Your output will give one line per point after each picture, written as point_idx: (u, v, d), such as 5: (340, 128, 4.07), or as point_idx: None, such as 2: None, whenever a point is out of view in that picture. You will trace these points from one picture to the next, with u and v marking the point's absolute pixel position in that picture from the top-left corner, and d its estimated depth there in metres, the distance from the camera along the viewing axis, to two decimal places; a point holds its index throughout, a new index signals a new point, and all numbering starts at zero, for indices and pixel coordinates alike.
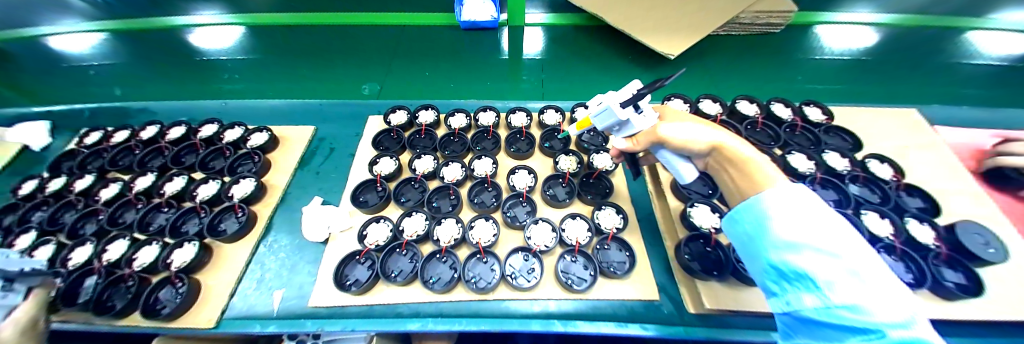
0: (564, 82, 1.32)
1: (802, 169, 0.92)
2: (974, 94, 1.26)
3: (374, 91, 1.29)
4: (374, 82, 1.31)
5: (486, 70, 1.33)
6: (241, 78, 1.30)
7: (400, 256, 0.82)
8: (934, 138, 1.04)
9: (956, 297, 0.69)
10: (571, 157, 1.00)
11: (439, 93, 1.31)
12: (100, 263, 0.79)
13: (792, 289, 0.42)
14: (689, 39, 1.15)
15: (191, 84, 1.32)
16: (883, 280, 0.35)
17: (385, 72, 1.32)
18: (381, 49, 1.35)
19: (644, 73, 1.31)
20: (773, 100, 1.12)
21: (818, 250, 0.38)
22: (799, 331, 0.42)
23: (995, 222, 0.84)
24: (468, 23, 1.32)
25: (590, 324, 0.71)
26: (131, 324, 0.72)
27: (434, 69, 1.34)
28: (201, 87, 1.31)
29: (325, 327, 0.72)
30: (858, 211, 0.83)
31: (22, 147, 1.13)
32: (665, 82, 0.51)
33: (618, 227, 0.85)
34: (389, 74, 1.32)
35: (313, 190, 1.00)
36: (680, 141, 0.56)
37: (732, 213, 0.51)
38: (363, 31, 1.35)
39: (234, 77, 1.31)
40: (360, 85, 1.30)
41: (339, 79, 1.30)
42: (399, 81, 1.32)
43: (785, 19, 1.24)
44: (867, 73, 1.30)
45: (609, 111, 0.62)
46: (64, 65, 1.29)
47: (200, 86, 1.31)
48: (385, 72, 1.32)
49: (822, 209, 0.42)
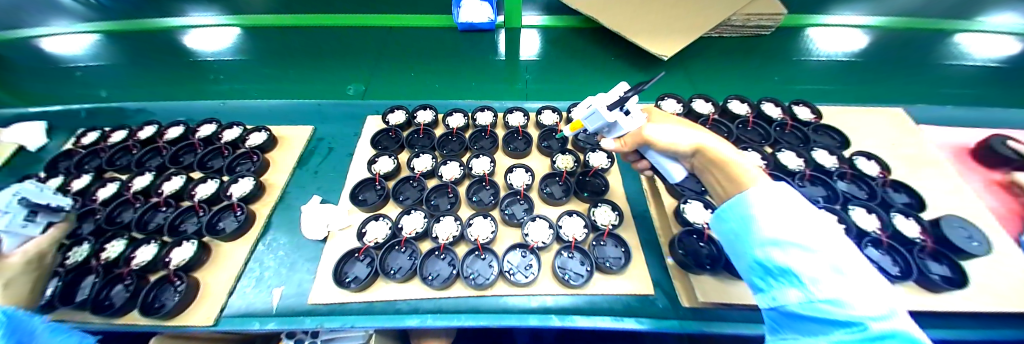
0: (562, 84, 1.31)
1: (791, 166, 0.95)
2: (953, 93, 1.28)
3: (359, 92, 1.28)
4: (359, 84, 1.30)
5: (475, 71, 1.33)
6: (229, 79, 1.30)
7: (400, 254, 0.83)
8: (919, 137, 1.07)
9: (941, 289, 0.71)
10: (568, 156, 1.03)
11: (424, 93, 1.29)
12: (98, 262, 0.80)
13: (778, 285, 0.43)
14: (677, 41, 1.18)
15: (177, 86, 1.30)
16: (865, 273, 0.37)
17: (372, 74, 1.32)
18: (377, 51, 1.38)
19: (637, 73, 1.32)
20: (763, 100, 1.14)
21: (799, 246, 0.40)
22: (787, 325, 0.43)
23: (981, 217, 0.86)
24: (466, 24, 1.37)
25: (587, 318, 0.73)
26: (129, 322, 0.72)
27: (422, 70, 1.34)
28: (188, 88, 1.29)
29: (325, 324, 0.73)
30: (846, 207, 0.86)
31: (18, 147, 1.12)
32: (648, 85, 0.55)
33: (612, 224, 0.88)
34: (378, 75, 1.33)
35: (312, 189, 1.01)
36: (665, 143, 0.58)
37: (717, 212, 0.52)
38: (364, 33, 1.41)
39: (222, 78, 1.31)
40: (345, 86, 1.30)
41: (333, 79, 1.31)
42: (390, 83, 1.31)
43: (774, 21, 1.27)
44: (853, 74, 1.32)
45: (598, 114, 0.64)
46: (55, 66, 1.30)
47: (187, 88, 1.29)
48: (373, 74, 1.33)
49: (804, 207, 0.44)
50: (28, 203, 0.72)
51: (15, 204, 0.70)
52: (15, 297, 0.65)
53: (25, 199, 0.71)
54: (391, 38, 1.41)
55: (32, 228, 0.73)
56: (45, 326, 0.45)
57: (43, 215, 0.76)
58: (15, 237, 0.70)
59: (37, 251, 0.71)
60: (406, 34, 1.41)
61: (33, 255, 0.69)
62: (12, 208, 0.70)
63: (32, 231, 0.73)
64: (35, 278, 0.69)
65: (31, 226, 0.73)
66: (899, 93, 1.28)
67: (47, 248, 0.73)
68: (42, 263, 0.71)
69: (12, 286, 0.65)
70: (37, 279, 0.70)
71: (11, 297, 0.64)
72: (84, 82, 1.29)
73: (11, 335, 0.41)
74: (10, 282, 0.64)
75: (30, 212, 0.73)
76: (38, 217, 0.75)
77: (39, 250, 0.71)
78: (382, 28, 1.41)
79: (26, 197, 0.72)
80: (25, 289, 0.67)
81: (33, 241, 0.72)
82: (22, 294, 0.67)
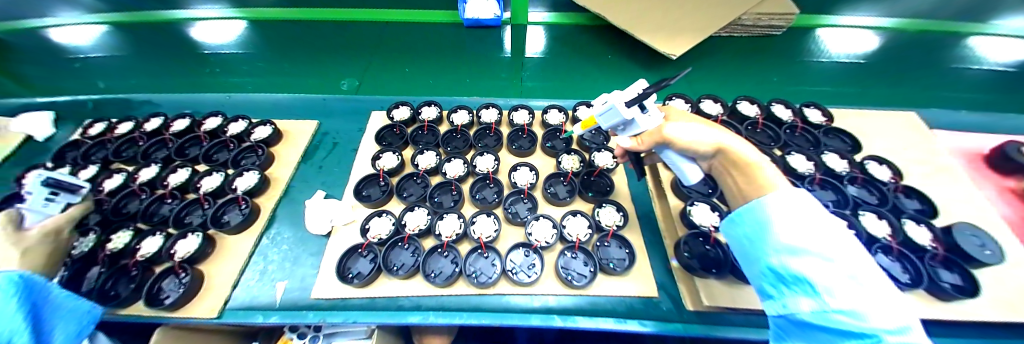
0: (552, 82, 1.41)
1: (802, 170, 0.94)
2: (905, 96, 1.40)
3: (352, 87, 1.41)
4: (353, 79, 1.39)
5: (464, 68, 1.37)
6: (224, 73, 1.36)
7: (402, 250, 0.83)
8: (931, 140, 1.05)
9: (951, 297, 0.70)
10: (574, 156, 1.02)
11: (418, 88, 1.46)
12: (105, 252, 0.80)
13: (790, 292, 0.43)
14: (678, 40, 1.14)
15: (172, 73, 1.35)
16: (880, 284, 0.36)
17: (365, 71, 1.36)
18: (375, 51, 1.31)
19: (637, 70, 1.36)
20: (774, 101, 1.13)
21: (816, 255, 0.39)
22: (794, 333, 0.43)
23: (994, 226, 0.84)
24: (471, 21, 1.16)
25: (589, 319, 0.72)
26: (133, 313, 0.72)
27: (418, 64, 1.36)
28: (191, 80, 1.37)
29: (326, 318, 0.73)
30: (857, 212, 0.85)
31: (26, 137, 1.14)
32: (671, 82, 0.49)
33: (618, 224, 0.86)
34: (372, 71, 1.38)
35: (315, 183, 1.01)
36: (687, 142, 0.54)
37: (731, 216, 0.51)
38: (364, 26, 1.21)
39: (217, 71, 1.35)
40: (342, 80, 1.39)
41: (326, 73, 1.37)
42: (386, 77, 1.40)
43: (786, 21, 1.14)
44: (840, 77, 1.36)
45: (614, 111, 0.58)
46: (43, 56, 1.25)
47: (187, 74, 1.36)
48: (366, 70, 1.37)
49: (820, 214, 0.43)
50: (50, 182, 0.75)
51: (38, 185, 0.72)
52: (35, 265, 0.68)
53: (48, 179, 0.74)
54: (388, 35, 1.25)
55: (53, 206, 0.76)
56: (64, 291, 0.56)
57: (65, 194, 0.78)
58: (39, 214, 0.73)
59: (53, 227, 0.73)
60: (405, 29, 1.23)
61: (50, 228, 0.72)
62: (35, 189, 0.71)
63: (53, 210, 0.76)
64: (49, 253, 0.71)
65: (51, 205, 0.75)
66: (856, 93, 1.42)
67: (65, 225, 0.76)
68: (59, 236, 0.74)
69: (31, 252, 0.67)
70: (53, 251, 0.73)
71: (32, 265, 0.67)
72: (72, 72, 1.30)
73: (32, 298, 0.51)
74: (28, 249, 0.67)
75: (52, 192, 0.75)
76: (60, 197, 0.77)
77: (55, 226, 0.74)
78: (370, 22, 1.20)
79: (48, 177, 0.74)
80: (42, 257, 0.70)
81: (52, 218, 0.75)
82: (42, 262, 0.69)
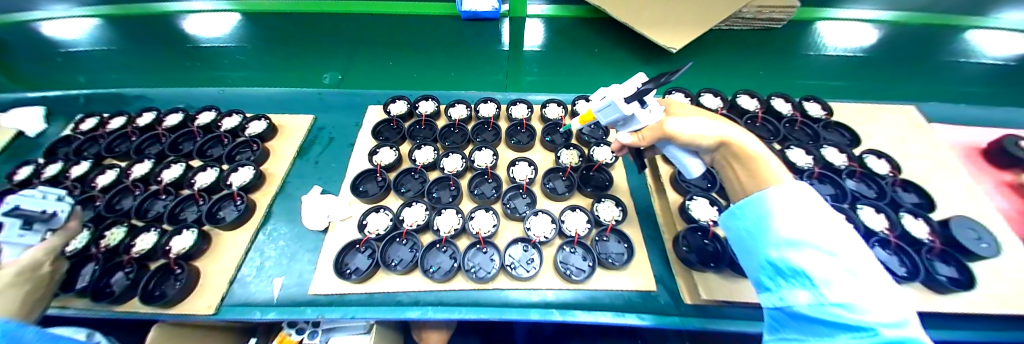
0: (561, 76, 1.34)
1: (801, 164, 0.93)
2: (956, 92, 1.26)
3: (335, 80, 1.29)
4: (335, 71, 1.30)
5: (455, 55, 1.30)
6: (202, 66, 1.28)
7: (400, 246, 0.82)
8: (929, 134, 1.05)
9: (946, 290, 0.71)
10: (572, 151, 1.01)
11: (408, 83, 1.33)
12: (98, 248, 0.79)
13: (788, 285, 0.43)
14: (687, 33, 1.10)
15: (155, 68, 1.28)
16: (879, 277, 0.36)
17: (348, 61, 1.30)
18: (358, 42, 1.29)
19: (644, 66, 1.30)
20: (774, 95, 1.12)
21: (817, 248, 0.39)
22: (790, 325, 0.43)
23: (988, 220, 0.85)
24: (468, 13, 1.14)
25: (588, 313, 0.73)
26: (128, 310, 0.71)
27: (406, 53, 1.30)
28: (166, 75, 1.28)
29: (325, 314, 0.73)
30: (854, 206, 0.85)
31: (17, 132, 1.12)
32: (671, 77, 0.47)
33: (617, 219, 0.86)
34: (355, 63, 1.30)
35: (312, 179, 1.00)
36: (687, 136, 0.53)
37: (732, 209, 0.51)
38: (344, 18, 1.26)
39: (197, 65, 1.28)
40: (321, 74, 1.30)
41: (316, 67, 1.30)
42: (373, 69, 1.31)
43: (787, 14, 1.18)
44: (855, 70, 1.30)
45: (613, 107, 0.57)
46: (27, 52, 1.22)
47: (165, 70, 1.28)
48: (349, 62, 1.30)
49: (822, 207, 0.43)
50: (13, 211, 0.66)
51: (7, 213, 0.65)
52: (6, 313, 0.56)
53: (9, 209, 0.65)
54: (383, 27, 1.27)
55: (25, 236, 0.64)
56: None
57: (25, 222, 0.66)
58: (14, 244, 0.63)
59: (31, 261, 0.62)
60: (402, 22, 1.26)
61: (26, 265, 0.61)
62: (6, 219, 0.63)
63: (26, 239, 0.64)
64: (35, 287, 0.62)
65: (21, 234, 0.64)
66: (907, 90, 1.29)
67: (44, 258, 0.64)
68: (38, 273, 0.63)
69: None
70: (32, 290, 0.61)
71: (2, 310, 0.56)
72: (65, 67, 1.25)
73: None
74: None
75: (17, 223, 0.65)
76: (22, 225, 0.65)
77: (33, 260, 0.62)
78: (368, 15, 1.24)
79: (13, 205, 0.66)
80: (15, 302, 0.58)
81: (30, 250, 0.63)
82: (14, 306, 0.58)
